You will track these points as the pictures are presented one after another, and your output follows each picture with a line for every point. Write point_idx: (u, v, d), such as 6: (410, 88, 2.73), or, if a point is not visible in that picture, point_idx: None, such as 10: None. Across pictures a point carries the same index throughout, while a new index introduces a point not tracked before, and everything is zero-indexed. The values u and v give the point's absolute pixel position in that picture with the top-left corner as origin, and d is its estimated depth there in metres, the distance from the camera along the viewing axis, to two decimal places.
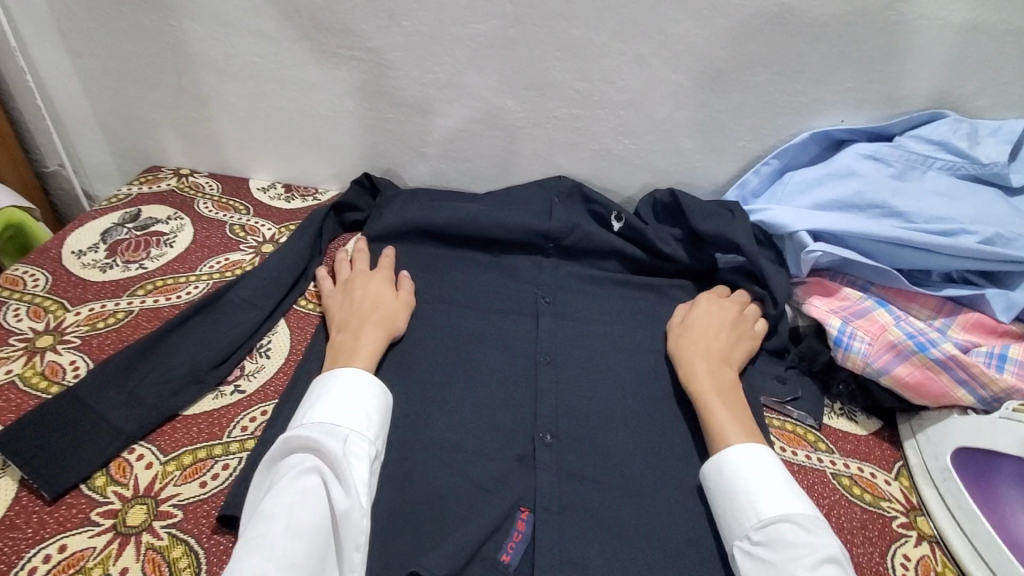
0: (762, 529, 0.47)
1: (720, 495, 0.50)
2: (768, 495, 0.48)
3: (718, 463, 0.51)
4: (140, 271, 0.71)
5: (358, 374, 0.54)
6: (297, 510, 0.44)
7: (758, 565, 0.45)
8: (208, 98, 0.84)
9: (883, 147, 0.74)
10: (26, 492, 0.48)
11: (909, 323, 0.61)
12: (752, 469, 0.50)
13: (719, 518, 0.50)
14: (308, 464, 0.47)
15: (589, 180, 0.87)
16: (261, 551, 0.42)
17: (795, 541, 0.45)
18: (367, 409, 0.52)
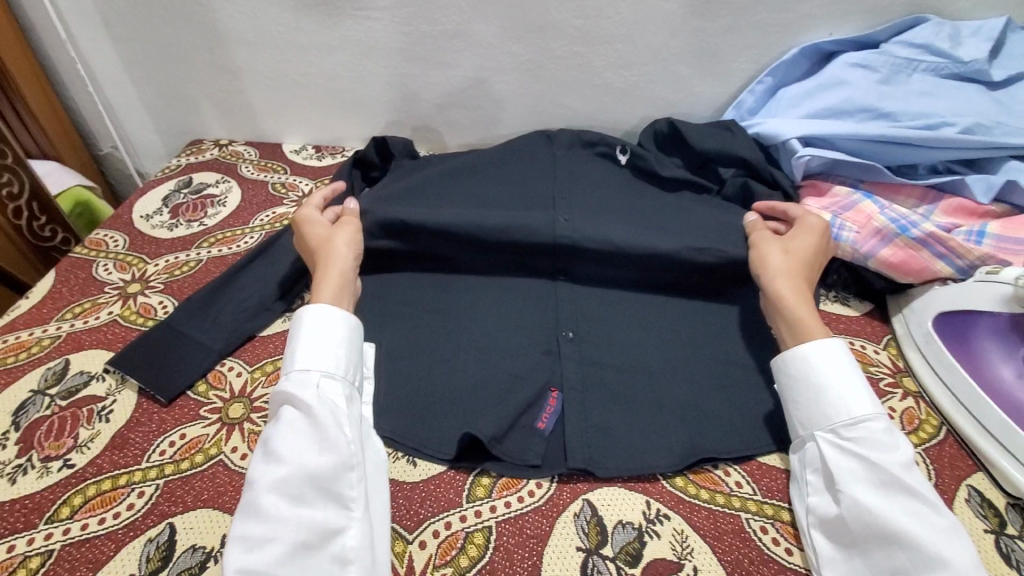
0: (851, 425, 0.49)
1: (806, 386, 0.52)
2: (859, 394, 0.51)
3: (803, 357, 0.53)
4: (202, 228, 0.81)
5: (308, 317, 0.55)
6: (282, 463, 0.47)
7: (844, 454, 0.49)
8: (238, 70, 0.92)
9: (869, 55, 0.78)
10: (146, 398, 0.58)
11: (893, 211, 0.67)
12: (842, 370, 0.52)
13: (796, 406, 0.53)
14: (279, 416, 0.50)
15: (594, 115, 0.93)
16: (247, 506, 0.46)
17: (885, 440, 0.48)
18: (334, 346, 0.54)
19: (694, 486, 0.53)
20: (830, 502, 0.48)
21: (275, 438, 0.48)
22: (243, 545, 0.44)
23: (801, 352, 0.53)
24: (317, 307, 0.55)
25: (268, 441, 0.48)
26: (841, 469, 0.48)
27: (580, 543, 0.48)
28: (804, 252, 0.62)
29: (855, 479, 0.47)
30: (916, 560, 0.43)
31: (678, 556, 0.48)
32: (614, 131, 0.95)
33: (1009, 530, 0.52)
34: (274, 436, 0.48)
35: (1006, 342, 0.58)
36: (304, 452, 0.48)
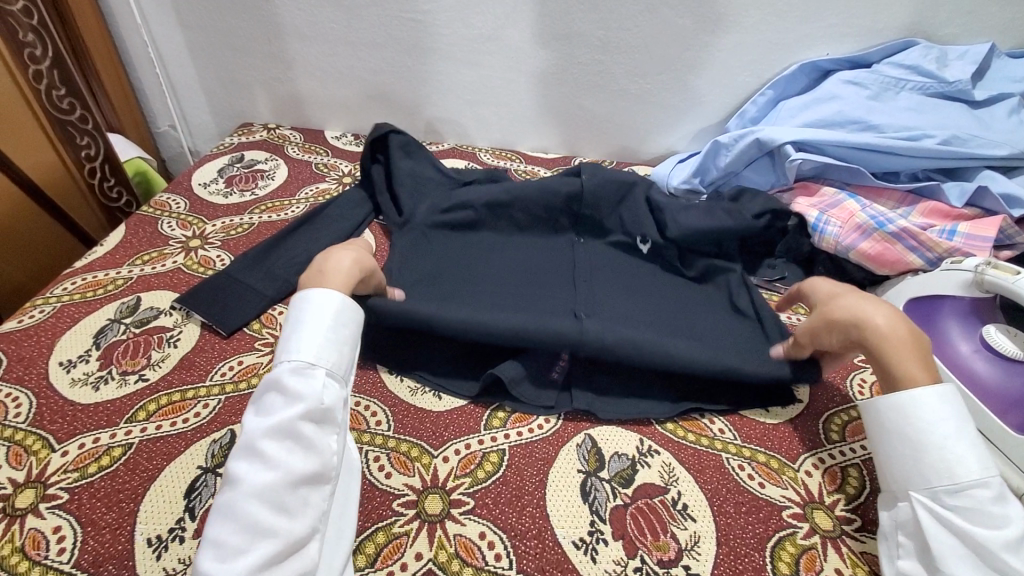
0: (955, 491, 0.47)
1: (907, 441, 0.50)
2: (971, 458, 0.47)
3: (909, 409, 0.50)
4: (254, 197, 0.90)
5: (314, 305, 0.53)
6: (272, 464, 0.45)
7: (944, 523, 0.46)
8: (292, 61, 1.02)
9: (862, 74, 0.87)
10: (209, 332, 0.67)
11: (873, 209, 0.75)
12: (950, 424, 0.49)
13: (897, 463, 0.51)
14: (267, 407, 0.48)
15: (609, 117, 1.03)
16: (222, 507, 0.44)
17: (993, 510, 0.45)
18: (338, 344, 0.53)
19: (682, 430, 0.60)
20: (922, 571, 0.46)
21: (260, 433, 0.47)
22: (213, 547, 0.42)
23: (907, 403, 0.51)
24: (325, 297, 0.54)
25: (254, 436, 0.47)
26: (935, 537, 0.46)
27: (581, 466, 0.56)
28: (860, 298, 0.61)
29: (952, 551, 0.45)
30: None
31: (665, 482, 0.55)
32: (627, 133, 1.05)
33: None
34: (258, 431, 0.47)
35: (965, 322, 0.65)
36: (289, 456, 0.46)
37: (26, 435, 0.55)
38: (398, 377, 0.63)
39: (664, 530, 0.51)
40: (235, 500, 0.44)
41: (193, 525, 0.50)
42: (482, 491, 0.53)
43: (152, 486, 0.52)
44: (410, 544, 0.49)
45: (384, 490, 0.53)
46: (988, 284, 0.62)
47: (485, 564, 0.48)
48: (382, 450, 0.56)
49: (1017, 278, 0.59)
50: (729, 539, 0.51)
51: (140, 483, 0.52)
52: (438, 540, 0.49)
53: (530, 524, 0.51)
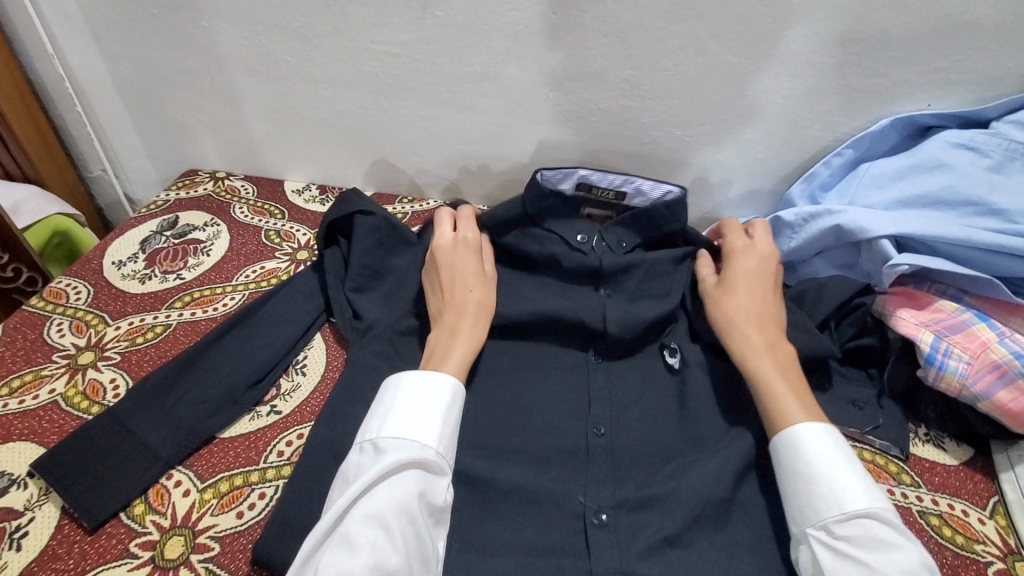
0: (842, 520, 0.44)
1: (796, 476, 0.47)
2: (858, 489, 0.45)
3: (795, 445, 0.48)
4: (178, 282, 0.70)
5: (435, 385, 0.50)
6: (387, 548, 0.41)
7: (841, 558, 0.42)
8: (240, 100, 0.82)
9: (978, 135, 0.65)
10: (68, 520, 0.47)
11: (1017, 341, 0.54)
12: (829, 454, 0.46)
13: (791, 500, 0.47)
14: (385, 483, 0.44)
15: (635, 174, 0.81)
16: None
17: (883, 539, 0.42)
18: (452, 428, 0.49)
19: None
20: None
21: (382, 507, 0.43)
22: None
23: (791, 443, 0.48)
24: (446, 381, 0.50)
25: (375, 509, 0.43)
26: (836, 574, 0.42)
27: None
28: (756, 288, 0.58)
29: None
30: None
31: None
32: None
33: None
34: (379, 506, 0.43)
35: None
36: (408, 540, 0.42)
37: None
38: None
39: None
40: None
41: None
42: None
43: None
44: None
45: None
46: None
47: None
48: None
49: None
50: None
51: None
52: None
53: None
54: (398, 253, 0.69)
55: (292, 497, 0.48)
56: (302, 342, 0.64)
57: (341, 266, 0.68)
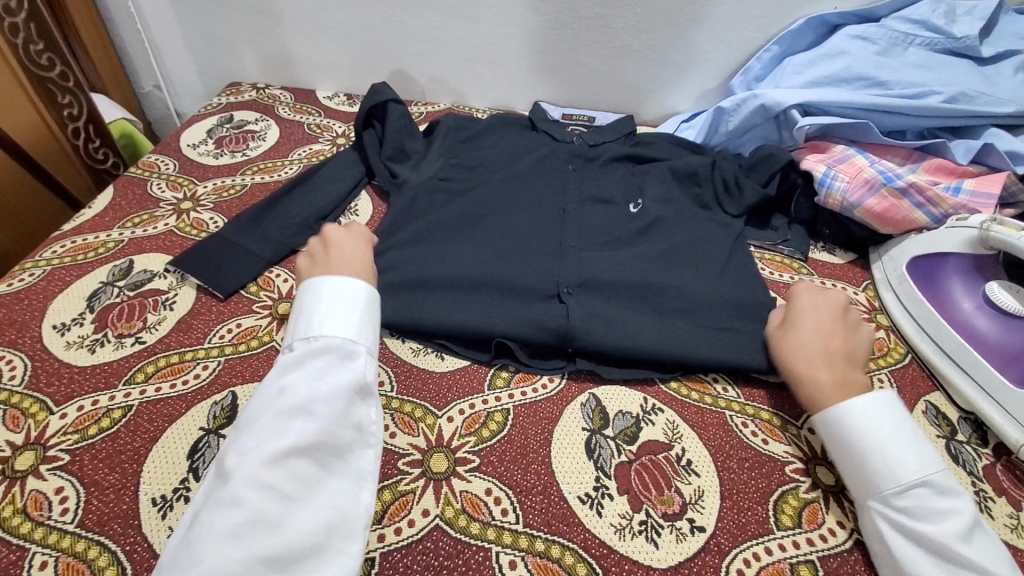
0: (902, 491, 0.47)
1: (854, 452, 0.50)
2: (912, 459, 0.47)
3: (849, 422, 0.50)
4: (245, 158, 0.88)
5: (359, 292, 0.55)
6: (278, 425, 0.44)
7: (908, 530, 0.45)
8: (280, 16, 0.98)
9: (870, 28, 0.85)
10: (205, 294, 0.66)
11: (882, 164, 0.74)
12: (895, 430, 0.49)
13: (850, 473, 0.50)
14: (324, 364, 0.49)
15: (609, 75, 1.00)
16: (263, 447, 0.43)
17: (941, 506, 0.45)
18: (359, 322, 0.53)
19: (686, 388, 0.61)
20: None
21: (310, 382, 0.47)
22: (213, 543, 0.39)
23: (844, 419, 0.51)
24: (365, 290, 0.56)
25: (311, 381, 0.47)
26: (902, 546, 0.45)
27: (584, 424, 0.56)
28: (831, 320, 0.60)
29: (921, 557, 0.44)
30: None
31: (669, 439, 0.56)
32: (627, 93, 1.02)
33: (955, 436, 0.58)
34: (274, 400, 0.46)
35: (969, 280, 0.64)
36: (302, 421, 0.45)
37: (23, 398, 0.55)
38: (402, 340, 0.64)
39: (668, 485, 0.52)
40: (279, 448, 0.43)
41: (198, 485, 0.50)
42: (488, 449, 0.54)
43: (154, 447, 0.52)
44: (416, 502, 0.50)
45: (389, 449, 0.53)
46: (992, 240, 0.60)
47: (492, 519, 0.49)
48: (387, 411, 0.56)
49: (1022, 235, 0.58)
50: (733, 493, 0.52)
51: (142, 445, 0.52)
52: (444, 497, 0.50)
53: (537, 480, 0.52)
54: (416, 139, 0.87)
55: None
56: (356, 194, 0.82)
57: (377, 142, 0.86)
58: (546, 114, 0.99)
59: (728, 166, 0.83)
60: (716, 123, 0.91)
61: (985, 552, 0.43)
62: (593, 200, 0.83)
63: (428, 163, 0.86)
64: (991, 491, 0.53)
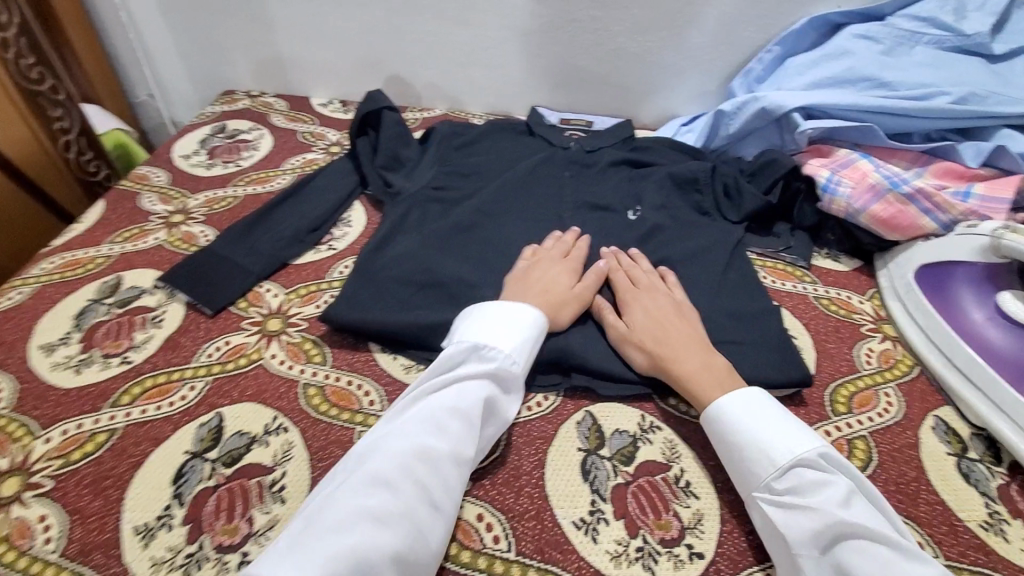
0: (779, 474, 0.47)
1: (732, 442, 0.50)
2: (786, 439, 0.48)
3: (723, 414, 0.51)
4: (237, 168, 0.87)
5: (528, 313, 0.58)
6: (440, 430, 0.48)
7: (789, 511, 0.45)
8: (272, 23, 0.97)
9: (875, 27, 0.82)
10: (193, 311, 0.65)
11: (887, 169, 0.72)
12: (765, 414, 0.50)
13: (733, 466, 0.50)
14: (484, 381, 0.52)
15: (606, 78, 0.98)
16: (418, 449, 0.47)
17: (818, 484, 0.46)
18: (522, 343, 0.56)
19: (685, 405, 0.59)
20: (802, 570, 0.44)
21: (473, 396, 0.51)
22: (363, 520, 0.43)
23: (721, 412, 0.52)
24: (535, 314, 0.58)
25: (473, 394, 0.51)
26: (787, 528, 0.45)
27: (580, 444, 0.55)
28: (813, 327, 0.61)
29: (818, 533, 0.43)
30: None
31: (667, 459, 0.54)
32: (626, 96, 1.00)
33: (966, 454, 0.56)
34: (437, 403, 0.50)
35: (979, 289, 0.62)
36: (457, 430, 0.49)
37: (9, 422, 0.54)
38: (392, 356, 0.62)
39: (667, 509, 0.50)
40: (435, 455, 0.47)
41: (182, 512, 0.48)
42: (480, 472, 0.52)
43: (139, 472, 0.51)
44: None
45: None
46: (1004, 248, 0.58)
47: (484, 546, 0.48)
48: None
49: None
50: (733, 516, 0.50)
51: (127, 469, 0.51)
52: None
53: (530, 504, 0.50)
54: (410, 147, 0.86)
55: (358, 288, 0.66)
56: (348, 205, 0.81)
57: (370, 151, 0.85)
58: (542, 118, 0.97)
59: (728, 171, 0.81)
60: (716, 126, 0.89)
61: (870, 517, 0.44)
62: (584, 209, 0.81)
63: (423, 171, 0.84)
64: (1005, 513, 0.51)
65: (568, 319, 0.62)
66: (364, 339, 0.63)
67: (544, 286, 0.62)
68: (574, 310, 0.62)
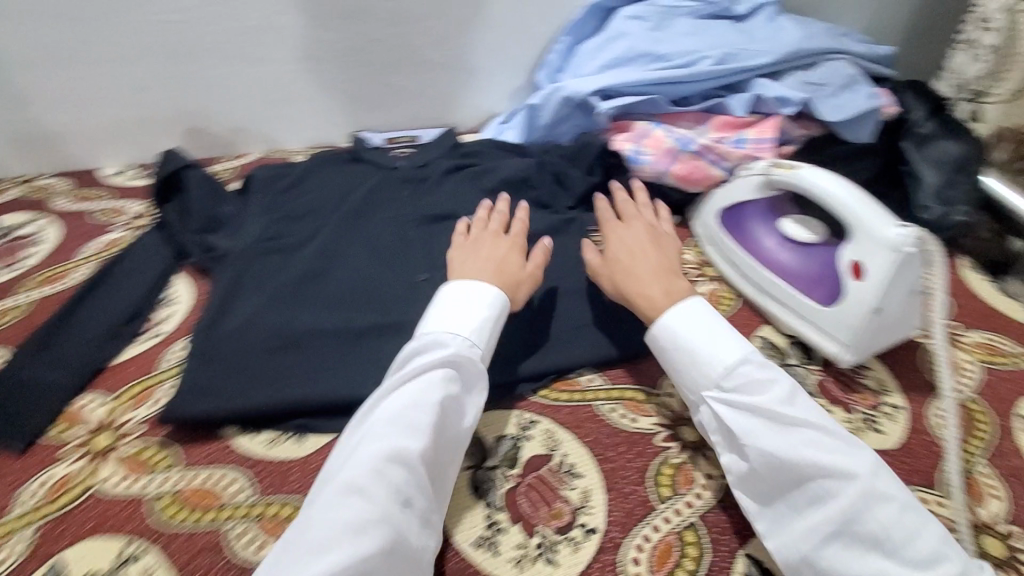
0: (730, 374, 0.53)
1: (684, 352, 0.55)
2: (732, 345, 0.54)
3: (674, 329, 0.56)
4: (21, 271, 0.75)
5: (489, 294, 0.58)
6: (411, 422, 0.48)
7: (735, 404, 0.51)
8: (25, 98, 0.85)
9: (640, 8, 0.92)
10: None
11: (676, 133, 0.82)
12: (707, 325, 0.56)
13: (681, 374, 0.56)
14: (444, 368, 0.52)
15: (419, 91, 0.99)
16: (398, 444, 0.46)
17: (761, 378, 0.51)
18: (477, 327, 0.56)
19: (555, 391, 0.62)
20: (744, 456, 0.50)
21: (440, 388, 0.50)
22: (340, 536, 0.42)
23: (670, 329, 0.56)
24: (494, 295, 0.58)
25: (435, 380, 0.51)
26: (736, 421, 0.51)
27: (466, 463, 0.55)
28: (643, 244, 0.66)
29: (756, 430, 0.50)
30: (836, 483, 0.46)
31: (548, 449, 0.56)
32: (443, 106, 1.02)
33: (788, 361, 0.65)
34: (402, 398, 0.49)
35: (766, 220, 0.72)
36: (429, 421, 0.48)
37: None
38: (253, 434, 0.58)
39: (557, 499, 0.53)
40: (412, 446, 0.46)
41: None
42: None
43: None
44: None
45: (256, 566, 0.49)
46: (775, 183, 0.68)
47: None
48: (248, 520, 0.51)
49: (796, 173, 0.66)
50: (615, 482, 0.54)
51: None
52: None
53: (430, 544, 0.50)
54: (227, 201, 0.80)
55: (196, 369, 0.60)
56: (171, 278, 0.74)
57: (179, 216, 0.78)
58: (365, 142, 0.95)
59: (552, 159, 0.87)
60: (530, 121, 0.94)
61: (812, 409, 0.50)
62: (424, 225, 0.82)
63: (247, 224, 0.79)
64: (825, 403, 0.61)
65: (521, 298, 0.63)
66: (216, 427, 0.58)
67: (497, 262, 0.63)
68: (528, 286, 0.64)
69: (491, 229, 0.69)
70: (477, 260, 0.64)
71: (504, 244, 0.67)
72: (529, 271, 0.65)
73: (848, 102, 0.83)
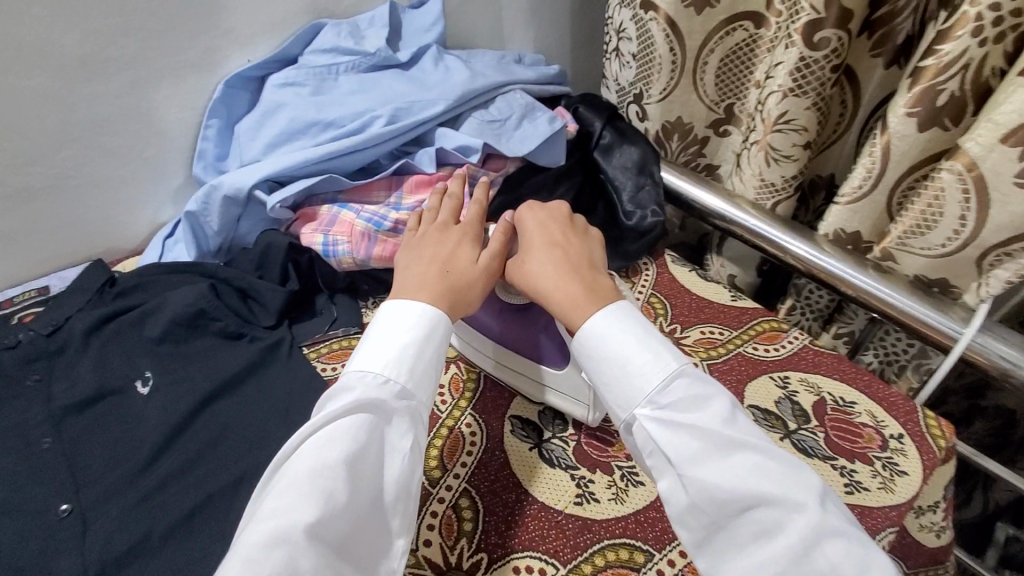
0: (663, 389, 0.50)
1: (611, 364, 0.53)
2: (659, 360, 0.51)
3: (594, 337, 0.53)
4: None
5: (414, 311, 0.54)
6: (289, 507, 0.42)
7: (667, 427, 0.49)
8: None
9: (291, 73, 0.80)
10: None
11: (367, 210, 0.72)
12: (628, 334, 0.53)
13: (613, 392, 0.53)
14: (359, 413, 0.48)
15: (29, 226, 0.73)
16: (278, 528, 0.41)
17: (700, 394, 0.49)
18: (403, 360, 0.52)
19: None
20: (682, 487, 0.48)
21: (347, 442, 0.46)
22: None
23: (592, 338, 0.53)
24: (424, 311, 0.54)
25: (342, 432, 0.46)
26: (671, 447, 0.48)
27: None
28: (547, 241, 0.60)
29: (696, 455, 0.47)
30: (780, 515, 0.43)
31: None
32: (78, 232, 0.78)
33: (543, 436, 0.63)
34: (300, 463, 0.45)
35: None
36: (326, 493, 0.43)
37: None
38: None
39: None
40: (294, 527, 0.41)
41: None
42: None
43: None
44: None
45: None
46: None
47: None
48: None
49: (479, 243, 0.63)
50: None
51: None
52: None
53: None
54: None
55: None
56: None
57: None
58: None
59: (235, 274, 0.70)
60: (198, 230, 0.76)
61: (750, 428, 0.48)
62: (67, 419, 0.60)
63: None
64: (586, 473, 0.60)
65: (476, 298, 0.58)
66: None
67: (440, 266, 0.58)
68: (481, 286, 0.59)
69: (439, 221, 0.64)
70: (411, 278, 0.58)
71: (452, 237, 0.61)
72: (482, 265, 0.59)
73: (532, 131, 0.81)
